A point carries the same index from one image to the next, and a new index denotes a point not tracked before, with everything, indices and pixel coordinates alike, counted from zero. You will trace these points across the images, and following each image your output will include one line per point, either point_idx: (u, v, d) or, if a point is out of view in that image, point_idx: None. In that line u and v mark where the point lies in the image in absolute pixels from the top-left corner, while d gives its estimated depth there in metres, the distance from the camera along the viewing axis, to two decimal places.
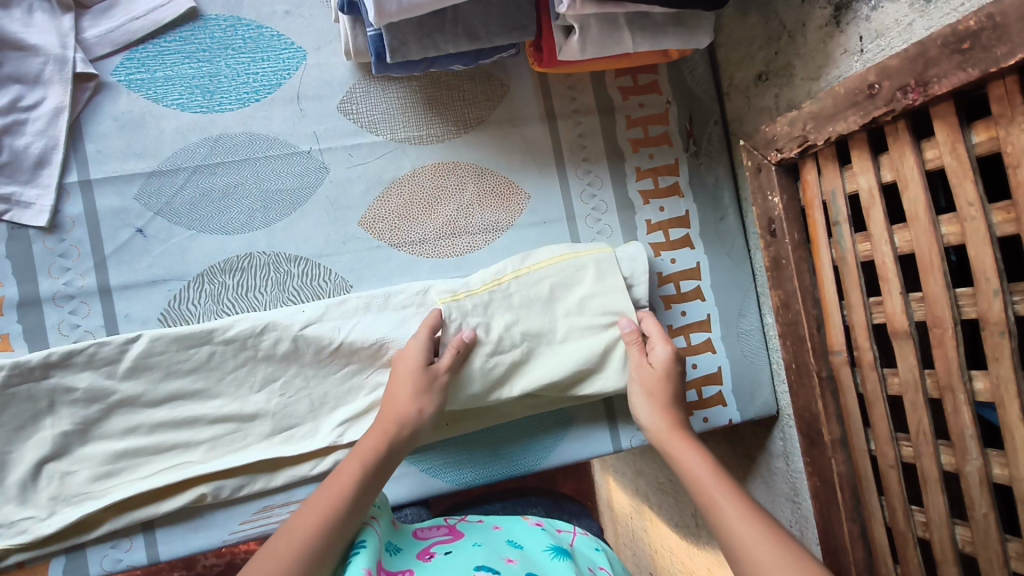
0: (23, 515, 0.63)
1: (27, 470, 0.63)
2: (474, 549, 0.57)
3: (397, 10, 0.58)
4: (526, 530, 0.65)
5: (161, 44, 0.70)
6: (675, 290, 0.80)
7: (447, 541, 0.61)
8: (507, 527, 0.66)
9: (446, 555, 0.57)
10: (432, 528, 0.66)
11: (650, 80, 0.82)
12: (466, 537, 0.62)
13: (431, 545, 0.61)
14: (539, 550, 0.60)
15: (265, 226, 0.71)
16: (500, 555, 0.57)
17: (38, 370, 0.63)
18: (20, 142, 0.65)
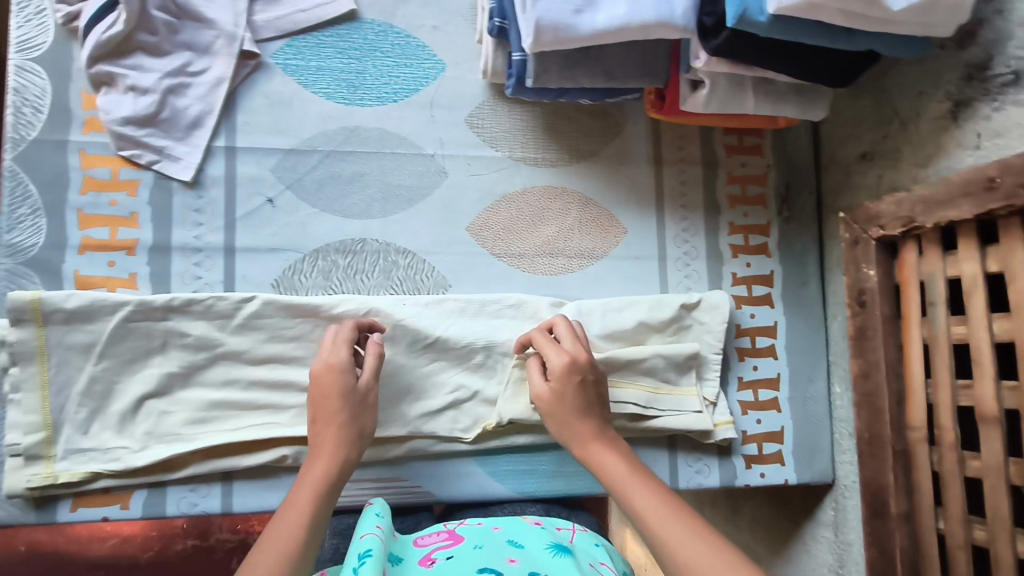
0: (118, 443, 0.67)
1: (131, 403, 0.68)
2: (479, 553, 0.58)
3: (552, 41, 0.64)
4: (526, 529, 0.66)
5: (318, 36, 0.76)
6: (750, 343, 0.82)
7: (448, 545, 0.61)
8: (508, 527, 0.66)
9: (449, 561, 0.58)
10: (431, 533, 0.66)
11: (755, 142, 0.86)
12: (466, 541, 0.62)
13: (431, 550, 0.61)
14: (541, 547, 0.62)
15: (381, 217, 0.76)
16: (501, 556, 0.58)
17: (160, 311, 0.68)
18: (181, 103, 0.71)
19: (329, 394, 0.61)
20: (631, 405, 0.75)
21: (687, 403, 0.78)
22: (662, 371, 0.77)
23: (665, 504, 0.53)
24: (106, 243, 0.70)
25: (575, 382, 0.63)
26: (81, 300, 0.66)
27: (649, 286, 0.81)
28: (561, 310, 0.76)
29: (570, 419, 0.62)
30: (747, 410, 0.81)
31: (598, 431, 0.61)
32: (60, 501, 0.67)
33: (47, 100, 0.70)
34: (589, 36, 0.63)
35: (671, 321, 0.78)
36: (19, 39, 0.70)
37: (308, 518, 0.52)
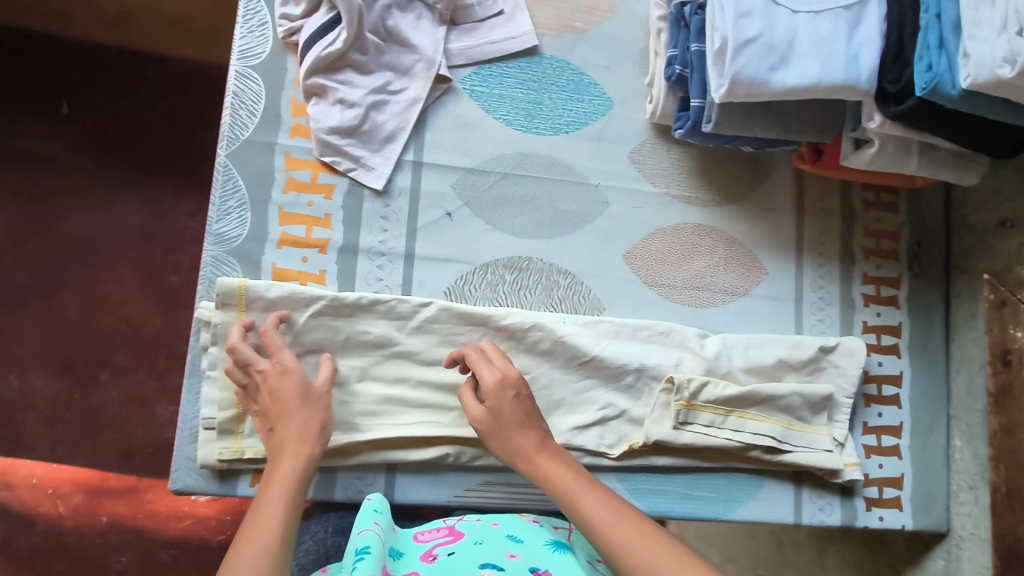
0: None
1: None
2: (479, 551, 0.64)
3: (744, 94, 0.69)
4: (526, 526, 0.71)
5: (502, 67, 0.82)
6: (876, 390, 0.86)
7: (449, 542, 0.67)
8: (506, 523, 0.71)
9: (450, 557, 0.63)
10: (432, 529, 0.71)
11: (891, 200, 0.90)
12: (467, 536, 0.68)
13: (432, 547, 0.66)
14: (540, 543, 0.67)
15: (547, 239, 0.81)
16: (503, 551, 0.64)
17: (349, 308, 0.73)
18: (380, 118, 0.77)
19: (317, 404, 0.66)
20: (768, 438, 0.79)
21: (818, 442, 0.81)
22: (797, 408, 0.81)
23: (640, 525, 0.58)
24: (302, 240, 0.75)
25: (508, 396, 0.67)
26: (284, 291, 0.72)
27: (786, 327, 0.85)
28: (707, 341, 0.81)
29: (508, 433, 0.66)
30: (871, 454, 0.85)
31: (540, 443, 0.65)
32: (241, 477, 0.71)
33: (261, 105, 0.76)
34: (781, 91, 0.69)
35: (808, 362, 0.82)
36: (242, 48, 0.76)
37: (286, 512, 0.57)
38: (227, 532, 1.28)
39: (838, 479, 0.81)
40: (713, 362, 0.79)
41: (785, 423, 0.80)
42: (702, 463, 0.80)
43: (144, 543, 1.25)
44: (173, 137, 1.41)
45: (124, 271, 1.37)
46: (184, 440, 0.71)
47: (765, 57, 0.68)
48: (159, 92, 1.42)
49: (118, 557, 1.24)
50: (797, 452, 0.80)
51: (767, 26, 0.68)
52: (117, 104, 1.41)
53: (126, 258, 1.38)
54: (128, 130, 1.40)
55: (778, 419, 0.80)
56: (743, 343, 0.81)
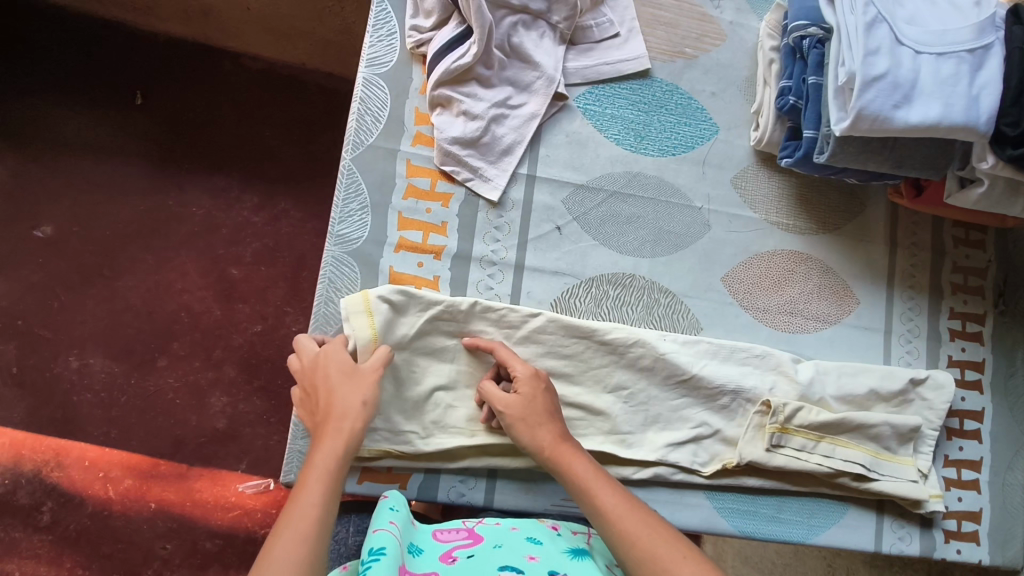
0: (408, 428, 0.73)
1: (424, 393, 0.74)
2: (497, 556, 0.64)
3: (866, 128, 0.71)
4: (546, 532, 0.70)
5: (615, 88, 0.85)
6: (958, 425, 0.87)
7: (468, 545, 0.67)
8: (525, 527, 0.71)
9: (469, 559, 0.64)
10: (452, 529, 0.71)
11: (980, 238, 0.92)
12: (486, 540, 0.68)
13: (452, 548, 0.66)
14: (557, 549, 0.67)
15: (651, 257, 0.82)
16: (523, 555, 0.64)
17: (463, 315, 0.75)
18: (499, 131, 0.80)
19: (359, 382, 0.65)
20: (858, 465, 0.80)
21: (904, 473, 0.82)
22: (886, 438, 0.82)
23: (651, 521, 0.60)
24: (418, 246, 0.77)
25: (541, 388, 0.71)
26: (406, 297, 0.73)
27: (875, 357, 0.87)
28: (801, 367, 0.82)
29: (538, 419, 0.69)
30: (950, 486, 0.86)
31: (562, 436, 0.68)
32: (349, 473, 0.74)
33: (385, 112, 0.79)
34: (902, 128, 0.71)
35: (898, 393, 0.83)
36: (371, 56, 0.79)
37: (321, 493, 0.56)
38: (271, 525, 1.28)
39: (921, 510, 0.83)
40: (809, 388, 0.81)
41: (873, 452, 0.82)
42: (789, 486, 0.81)
43: (189, 532, 1.25)
44: (241, 130, 1.44)
45: (187, 260, 1.38)
46: (296, 435, 0.73)
47: (890, 95, 0.70)
48: (233, 89, 1.45)
49: (163, 545, 1.24)
50: (883, 482, 0.81)
51: (894, 65, 0.71)
52: (194, 95, 1.43)
53: (190, 248, 1.39)
54: (204, 123, 1.43)
55: (867, 447, 0.81)
56: (835, 370, 0.83)
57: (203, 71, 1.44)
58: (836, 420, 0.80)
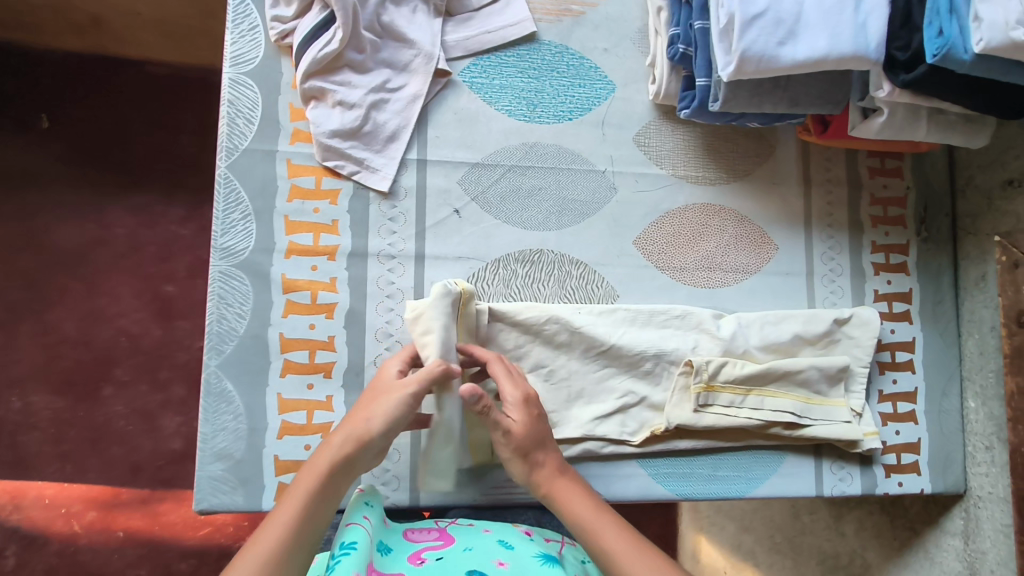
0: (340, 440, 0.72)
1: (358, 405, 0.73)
2: (467, 558, 0.63)
3: (753, 70, 0.68)
4: (517, 536, 0.70)
5: (502, 56, 0.81)
6: (890, 358, 0.86)
7: (437, 546, 0.66)
8: (497, 531, 0.70)
9: (438, 561, 0.63)
10: (424, 530, 0.71)
11: (896, 166, 0.90)
12: (456, 542, 0.67)
13: (421, 549, 0.66)
14: (528, 554, 0.65)
15: (557, 229, 0.80)
16: (491, 559, 0.63)
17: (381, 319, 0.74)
18: (381, 117, 0.76)
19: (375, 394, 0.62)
20: (787, 413, 0.78)
21: (837, 414, 0.81)
22: (815, 382, 0.80)
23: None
24: (310, 249, 0.74)
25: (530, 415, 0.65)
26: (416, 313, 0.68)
27: (799, 301, 0.85)
28: (723, 322, 0.80)
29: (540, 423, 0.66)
30: (888, 421, 0.85)
31: (562, 470, 0.65)
32: (265, 490, 0.70)
33: (258, 112, 0.74)
34: (790, 65, 0.68)
35: (824, 335, 0.81)
36: (234, 54, 0.74)
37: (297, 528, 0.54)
38: (244, 537, 1.28)
39: (857, 449, 0.81)
40: (731, 342, 0.79)
41: (803, 398, 0.80)
42: (724, 443, 0.80)
43: (160, 556, 1.24)
44: (150, 141, 1.36)
45: (118, 284, 1.33)
46: (205, 460, 0.69)
47: (773, 32, 0.67)
48: (136, 98, 1.37)
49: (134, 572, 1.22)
50: (816, 427, 0.80)
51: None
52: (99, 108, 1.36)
53: (120, 270, 1.34)
54: (112, 138, 1.35)
55: (796, 394, 0.80)
56: (758, 319, 0.81)
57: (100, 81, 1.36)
58: (762, 371, 0.78)
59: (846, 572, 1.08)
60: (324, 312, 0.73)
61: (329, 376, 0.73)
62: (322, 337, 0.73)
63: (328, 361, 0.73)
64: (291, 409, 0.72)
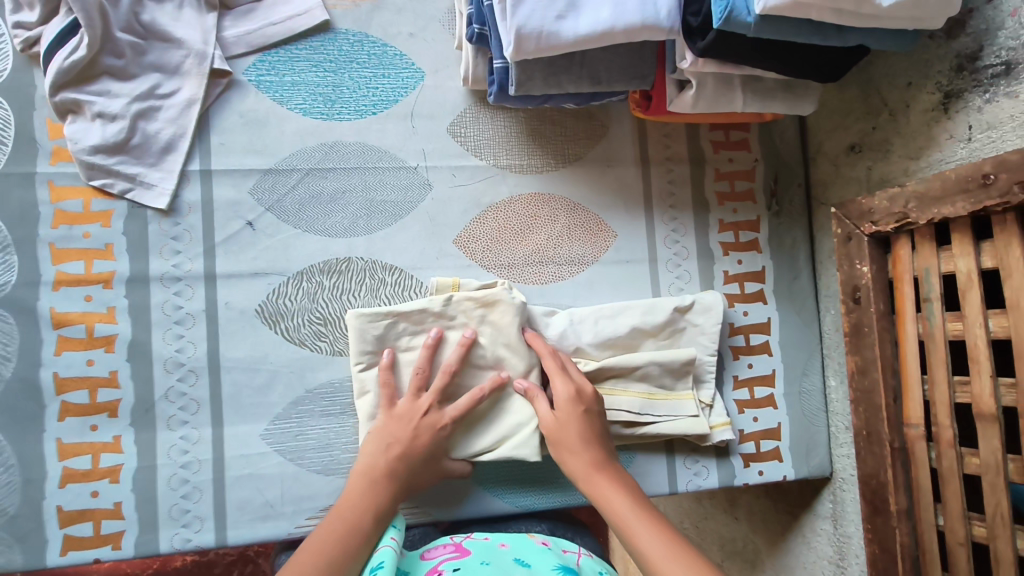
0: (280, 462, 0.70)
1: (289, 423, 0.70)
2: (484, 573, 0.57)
3: (534, 49, 0.62)
4: (535, 550, 0.63)
5: (292, 50, 0.74)
6: (744, 341, 0.82)
7: (454, 558, 0.60)
8: (515, 544, 0.64)
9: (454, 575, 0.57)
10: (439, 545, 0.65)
11: (742, 137, 0.84)
12: (475, 554, 0.61)
13: (438, 563, 0.61)
14: (547, 569, 0.59)
15: (367, 234, 0.74)
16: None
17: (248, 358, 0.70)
18: (152, 127, 0.69)
19: (398, 427, 0.65)
20: (625, 414, 0.73)
21: (683, 410, 0.75)
22: (657, 377, 0.75)
23: (669, 543, 0.55)
24: (82, 278, 0.67)
25: (580, 411, 0.66)
26: (477, 301, 0.69)
27: (642, 290, 0.80)
28: (553, 320, 0.74)
29: (570, 441, 0.64)
30: (744, 409, 0.81)
31: (599, 463, 0.63)
32: (48, 544, 0.65)
33: (11, 132, 0.67)
34: (572, 41, 0.62)
35: (666, 325, 0.76)
36: None
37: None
38: None
39: (707, 442, 0.77)
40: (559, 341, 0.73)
41: (647, 394, 0.75)
42: None
43: None
44: None
45: None
46: None
47: (550, 5, 0.61)
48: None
49: None
50: (656, 425, 0.75)
51: None
52: None
53: None
54: None
55: (640, 390, 0.75)
56: (596, 311, 0.75)
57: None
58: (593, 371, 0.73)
59: (743, 558, 1.05)
60: (102, 346, 0.67)
61: (114, 415, 0.67)
62: (102, 373, 0.67)
63: (112, 398, 0.67)
64: (72, 455, 0.66)
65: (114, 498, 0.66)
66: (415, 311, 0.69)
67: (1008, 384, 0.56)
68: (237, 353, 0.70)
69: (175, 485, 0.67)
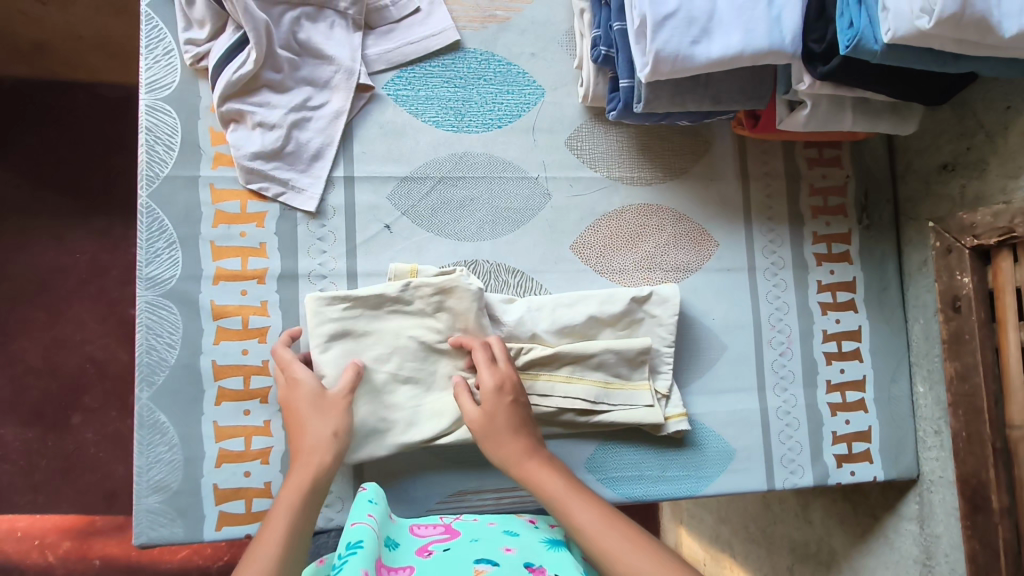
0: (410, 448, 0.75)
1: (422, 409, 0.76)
2: (477, 548, 0.61)
3: (669, 70, 0.68)
4: (524, 524, 0.69)
5: (427, 67, 0.80)
6: (837, 347, 0.86)
7: (444, 539, 0.64)
8: (502, 523, 0.70)
9: (446, 552, 0.60)
10: (428, 525, 0.68)
11: (834, 154, 0.89)
12: (463, 535, 0.66)
13: (428, 542, 0.64)
14: (535, 540, 0.65)
15: (492, 238, 0.79)
16: (502, 546, 0.62)
17: None
18: (304, 136, 0.75)
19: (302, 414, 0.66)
20: (580, 400, 0.75)
21: (637, 397, 0.77)
22: (613, 365, 0.77)
23: (610, 520, 0.59)
24: (238, 274, 0.73)
25: (507, 402, 0.68)
26: (434, 287, 0.71)
27: (741, 296, 0.85)
28: (511, 307, 0.76)
29: (502, 435, 0.66)
30: (837, 411, 0.85)
31: (533, 449, 0.66)
32: (206, 520, 0.70)
33: (178, 138, 0.73)
34: (705, 64, 0.67)
35: (624, 315, 0.78)
36: (149, 79, 0.73)
37: (287, 546, 0.55)
38: (225, 557, 1.26)
39: (665, 432, 0.79)
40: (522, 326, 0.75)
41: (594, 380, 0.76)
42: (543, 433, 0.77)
43: None
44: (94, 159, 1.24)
45: (81, 312, 1.24)
46: (142, 493, 0.69)
47: (686, 31, 0.66)
48: (77, 112, 1.23)
49: None
50: (619, 412, 0.77)
51: None
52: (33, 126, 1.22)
53: (84, 298, 1.24)
54: (49, 161, 1.22)
55: (601, 378, 0.77)
56: (556, 299, 0.77)
57: (90, 110, 1.24)
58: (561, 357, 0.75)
59: (817, 560, 1.08)
60: (256, 337, 0.73)
61: (266, 401, 0.72)
62: (256, 362, 0.72)
63: (264, 386, 0.72)
64: (228, 437, 0.71)
65: (266, 478, 0.71)
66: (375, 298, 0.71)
67: None
68: None
69: None
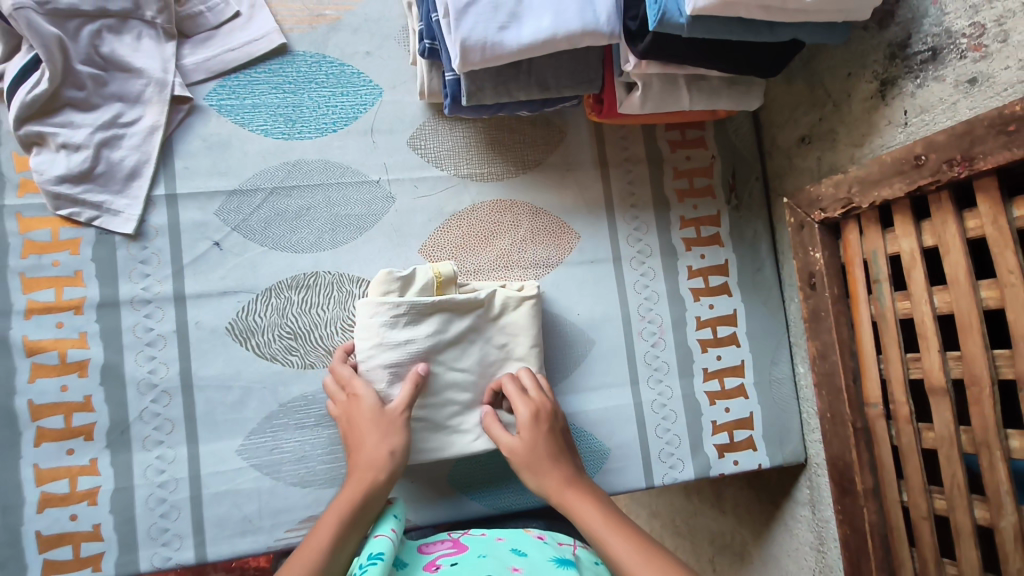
0: (250, 478, 0.70)
1: (259, 433, 0.71)
2: (483, 564, 0.56)
3: (480, 60, 0.64)
4: (532, 542, 0.62)
5: (252, 74, 0.76)
6: (712, 334, 0.83)
7: (453, 553, 0.60)
8: (511, 537, 0.63)
9: (452, 566, 0.57)
10: (437, 541, 0.65)
11: (697, 135, 0.86)
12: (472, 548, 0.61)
13: (437, 557, 0.60)
14: (544, 558, 0.59)
15: (333, 248, 0.75)
16: (506, 564, 0.56)
17: (209, 375, 0.71)
18: (117, 155, 0.71)
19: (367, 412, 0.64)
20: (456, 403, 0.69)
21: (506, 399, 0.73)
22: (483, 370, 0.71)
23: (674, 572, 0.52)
24: (52, 305, 0.69)
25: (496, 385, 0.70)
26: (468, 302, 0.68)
27: (608, 288, 0.82)
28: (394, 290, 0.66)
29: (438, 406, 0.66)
30: (715, 399, 0.82)
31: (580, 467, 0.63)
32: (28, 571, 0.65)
33: None
34: (517, 50, 0.63)
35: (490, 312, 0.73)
36: None
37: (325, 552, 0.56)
38: None
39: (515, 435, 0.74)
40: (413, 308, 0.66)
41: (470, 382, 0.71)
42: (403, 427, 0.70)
43: None
44: None
45: None
46: None
47: (493, 17, 0.63)
48: None
49: None
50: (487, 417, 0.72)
51: None
52: None
53: None
54: None
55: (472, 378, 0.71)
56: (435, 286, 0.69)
57: None
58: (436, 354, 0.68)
59: (732, 551, 1.05)
60: (75, 371, 0.68)
61: (89, 439, 0.68)
62: (76, 399, 0.68)
63: (88, 422, 0.68)
64: (50, 480, 0.67)
65: (94, 521, 0.67)
66: (466, 305, 0.68)
67: (952, 356, 0.57)
68: (209, 371, 0.71)
69: (153, 504, 0.68)
